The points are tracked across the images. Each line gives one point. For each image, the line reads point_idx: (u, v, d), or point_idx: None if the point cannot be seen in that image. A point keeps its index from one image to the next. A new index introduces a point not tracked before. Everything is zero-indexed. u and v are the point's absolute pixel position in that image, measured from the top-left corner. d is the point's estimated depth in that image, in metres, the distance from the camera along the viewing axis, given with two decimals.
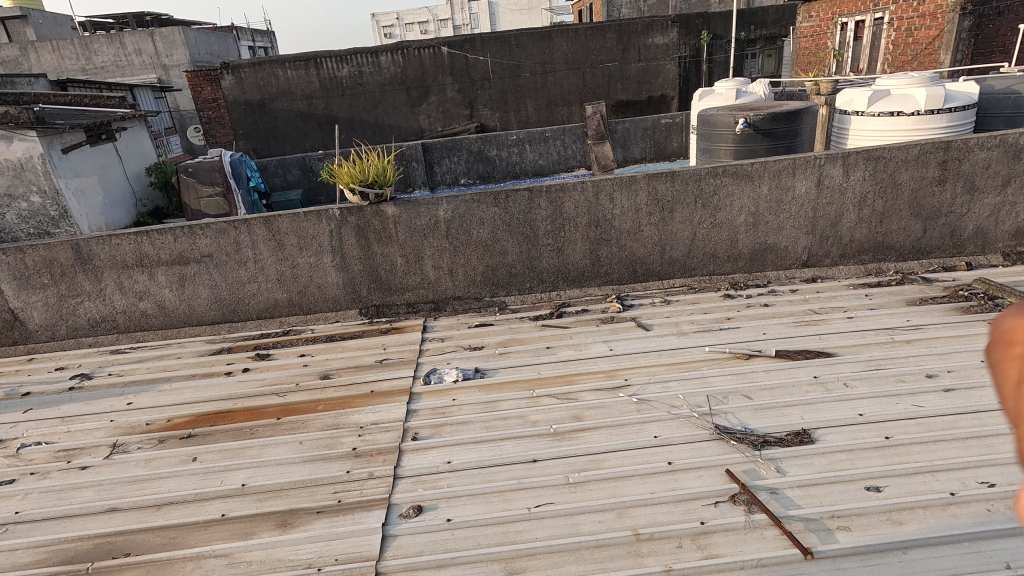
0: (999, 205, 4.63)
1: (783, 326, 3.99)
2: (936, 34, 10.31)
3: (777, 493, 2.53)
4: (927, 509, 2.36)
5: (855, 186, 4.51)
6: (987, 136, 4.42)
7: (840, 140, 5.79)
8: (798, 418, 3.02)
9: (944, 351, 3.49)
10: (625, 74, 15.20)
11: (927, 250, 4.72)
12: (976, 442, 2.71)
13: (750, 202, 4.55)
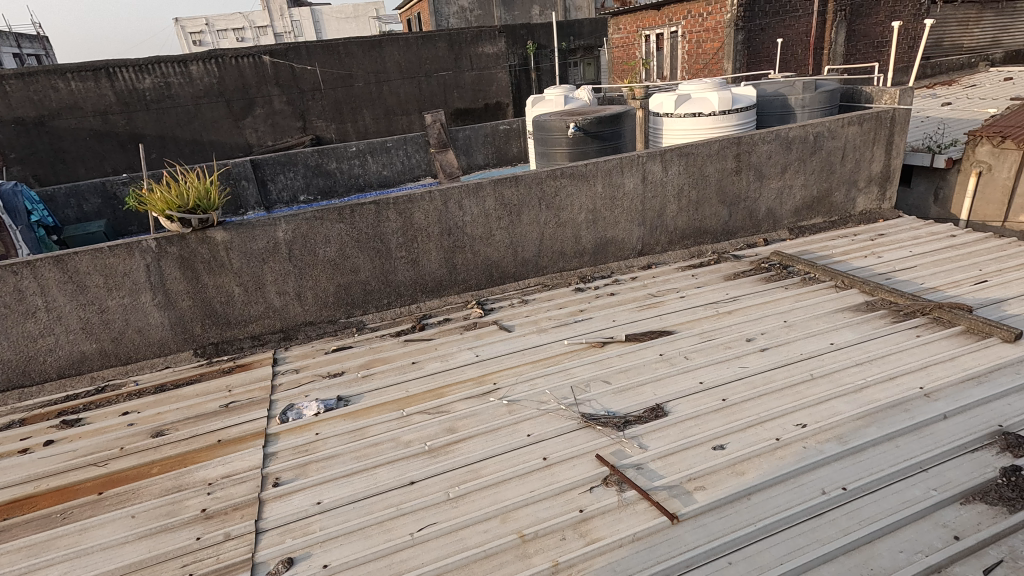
0: (781, 188, 5.52)
1: (629, 312, 4.34)
2: (719, 46, 11.95)
3: (642, 467, 2.74)
4: (761, 457, 2.72)
5: (673, 180, 5.06)
6: (766, 132, 5.24)
7: (656, 139, 6.48)
8: (651, 394, 3.31)
9: (757, 317, 4.06)
10: (459, 82, 15.52)
11: (734, 231, 5.47)
12: (789, 391, 3.19)
13: (588, 201, 4.87)
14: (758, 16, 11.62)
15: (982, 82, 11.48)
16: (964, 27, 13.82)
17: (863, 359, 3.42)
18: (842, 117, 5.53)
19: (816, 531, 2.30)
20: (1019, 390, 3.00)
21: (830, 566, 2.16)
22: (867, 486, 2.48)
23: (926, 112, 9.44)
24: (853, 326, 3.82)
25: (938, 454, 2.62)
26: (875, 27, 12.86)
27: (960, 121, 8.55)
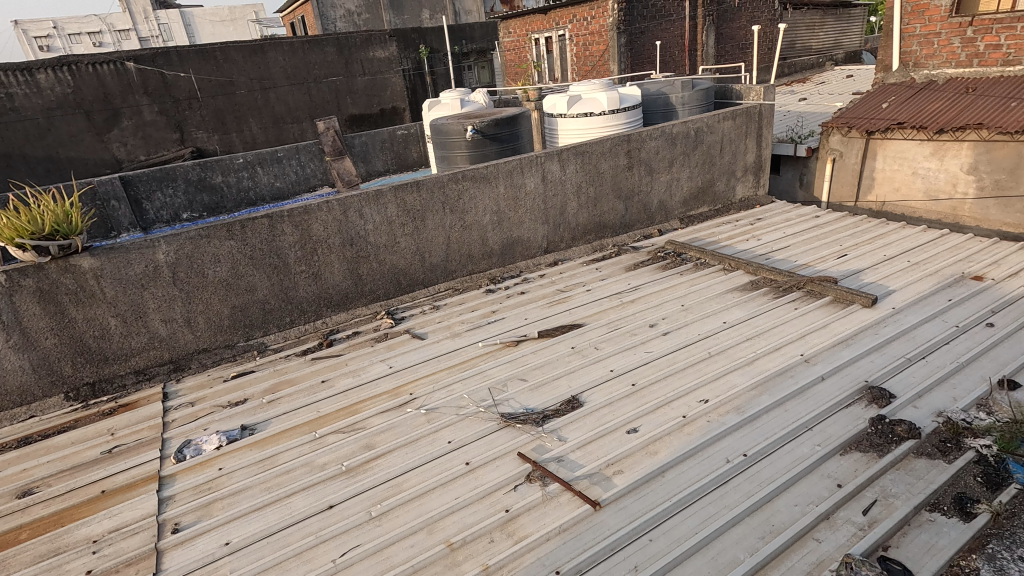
0: (670, 181, 5.89)
1: (540, 309, 4.42)
2: (604, 48, 12.53)
3: (563, 460, 2.80)
4: (671, 435, 2.88)
5: (571, 178, 5.22)
6: (653, 129, 5.56)
7: (553, 139, 6.66)
8: (566, 387, 3.39)
9: (657, 303, 4.30)
10: (351, 88, 15.07)
11: (631, 224, 5.77)
12: (691, 370, 3.41)
13: (492, 202, 4.90)
14: (637, 21, 12.32)
15: (830, 79, 12.96)
16: (811, 30, 15.50)
17: (751, 334, 3.72)
18: (717, 113, 6.01)
19: (723, 497, 2.48)
20: (879, 348, 3.42)
21: (738, 528, 2.33)
22: (764, 449, 2.71)
23: (787, 107, 10.49)
24: (741, 304, 4.16)
25: (820, 413, 2.91)
26: (739, 31, 14.10)
27: (815, 114, 9.59)
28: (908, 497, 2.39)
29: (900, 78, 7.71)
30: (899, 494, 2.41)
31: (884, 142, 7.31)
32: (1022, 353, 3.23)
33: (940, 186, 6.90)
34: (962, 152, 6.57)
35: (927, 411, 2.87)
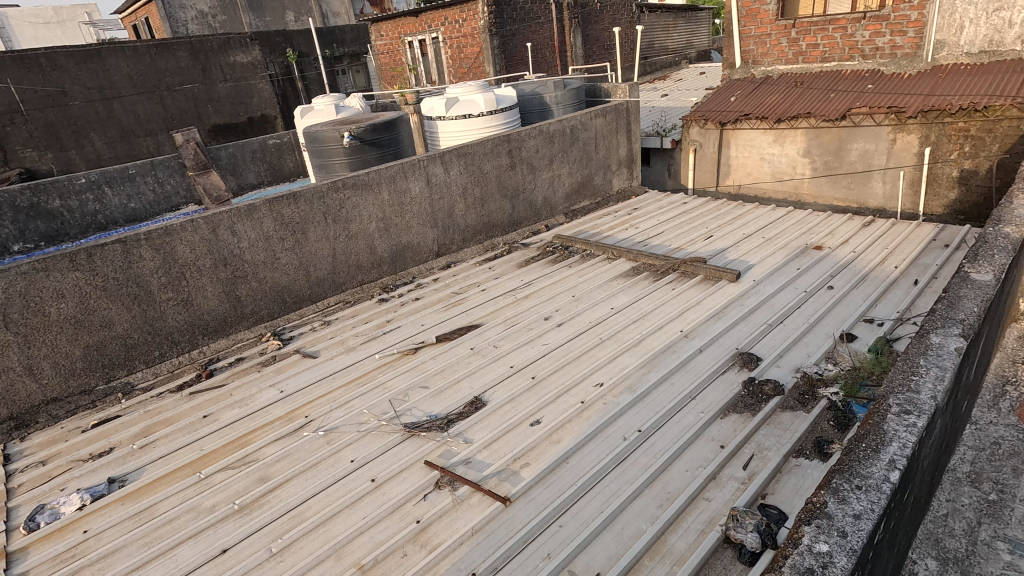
0: (552, 178, 6.11)
1: (436, 314, 4.38)
2: (478, 50, 12.64)
3: (470, 461, 2.81)
4: (572, 421, 2.99)
5: (456, 180, 5.23)
6: (531, 128, 5.71)
7: (434, 142, 6.62)
8: (468, 389, 3.40)
9: (549, 296, 4.44)
10: (211, 95, 13.86)
11: (519, 221, 5.90)
12: (585, 357, 3.56)
13: (377, 209, 4.77)
14: (508, 23, 12.61)
15: (685, 76, 14.13)
16: (666, 31, 16.80)
17: (637, 317, 3.96)
18: (589, 111, 6.32)
19: (624, 474, 2.62)
20: (745, 317, 3.79)
21: (639, 500, 2.47)
22: (656, 423, 2.90)
23: (651, 103, 11.30)
24: (626, 290, 4.41)
25: (701, 383, 3.17)
26: (603, 32, 14.93)
27: (676, 108, 10.41)
28: (778, 447, 2.67)
29: (743, 74, 8.54)
30: (771, 446, 2.69)
31: (734, 132, 8.11)
32: (856, 309, 3.75)
33: (783, 170, 7.89)
34: (798, 139, 7.57)
35: (788, 368, 3.23)
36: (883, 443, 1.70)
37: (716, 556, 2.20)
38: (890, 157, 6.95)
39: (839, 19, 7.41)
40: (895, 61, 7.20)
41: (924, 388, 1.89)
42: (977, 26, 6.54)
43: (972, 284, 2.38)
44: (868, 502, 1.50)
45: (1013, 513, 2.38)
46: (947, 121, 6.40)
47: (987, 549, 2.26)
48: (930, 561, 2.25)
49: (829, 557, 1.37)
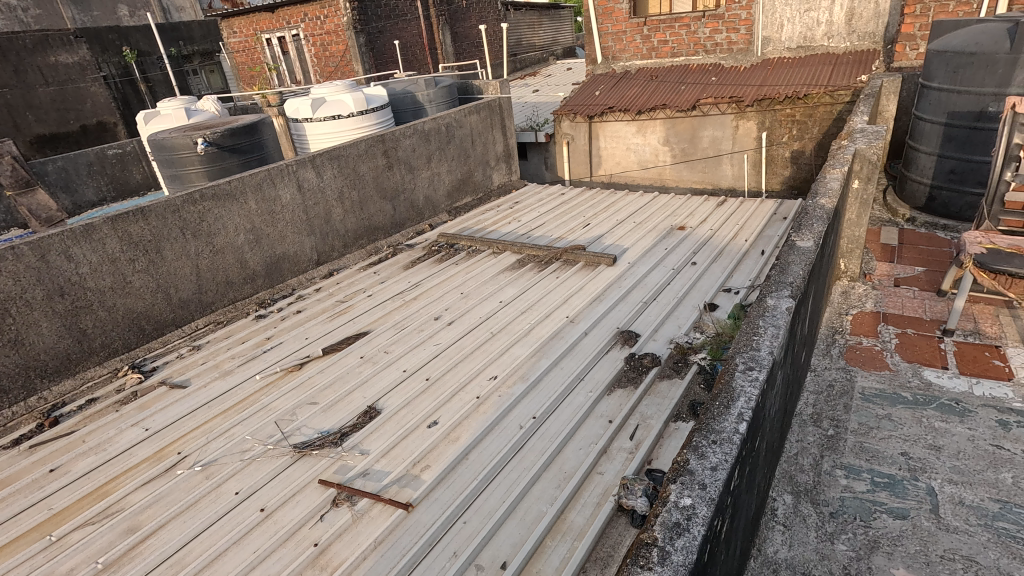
0: (431, 177, 6.06)
1: (321, 325, 4.18)
2: (345, 48, 12.16)
3: (368, 473, 2.73)
4: (469, 418, 3.01)
5: (330, 184, 5.00)
6: (405, 127, 5.61)
7: (303, 145, 6.28)
8: (361, 399, 3.29)
9: (438, 296, 4.41)
10: (32, 101, 12.06)
11: (402, 222, 5.79)
12: (478, 352, 3.59)
13: (244, 220, 4.42)
14: (373, 20, 12.26)
15: (554, 72, 14.67)
16: (532, 29, 17.32)
17: (525, 308, 4.07)
18: (463, 108, 6.34)
19: (523, 462, 2.69)
20: (623, 298, 4.04)
21: (538, 485, 2.55)
22: (549, 408, 3.00)
23: (524, 98, 11.60)
24: (513, 282, 4.51)
25: (587, 364, 3.33)
26: (471, 30, 15.05)
27: (547, 103, 10.78)
28: (659, 415, 2.87)
29: (605, 69, 9.06)
30: (653, 414, 2.89)
31: (602, 124, 8.57)
32: (716, 281, 4.14)
33: (647, 158, 8.50)
34: (657, 128, 8.17)
35: (663, 341, 3.49)
36: (733, 399, 1.89)
37: (611, 525, 2.32)
38: (735, 141, 7.75)
39: (683, 17, 8.11)
40: (732, 56, 8.04)
41: (762, 345, 2.14)
42: (794, 24, 7.49)
43: (798, 251, 2.74)
44: (724, 454, 1.67)
45: (847, 444, 2.78)
46: (777, 108, 7.26)
47: (829, 478, 2.63)
48: (787, 496, 2.57)
49: (692, 510, 1.51)
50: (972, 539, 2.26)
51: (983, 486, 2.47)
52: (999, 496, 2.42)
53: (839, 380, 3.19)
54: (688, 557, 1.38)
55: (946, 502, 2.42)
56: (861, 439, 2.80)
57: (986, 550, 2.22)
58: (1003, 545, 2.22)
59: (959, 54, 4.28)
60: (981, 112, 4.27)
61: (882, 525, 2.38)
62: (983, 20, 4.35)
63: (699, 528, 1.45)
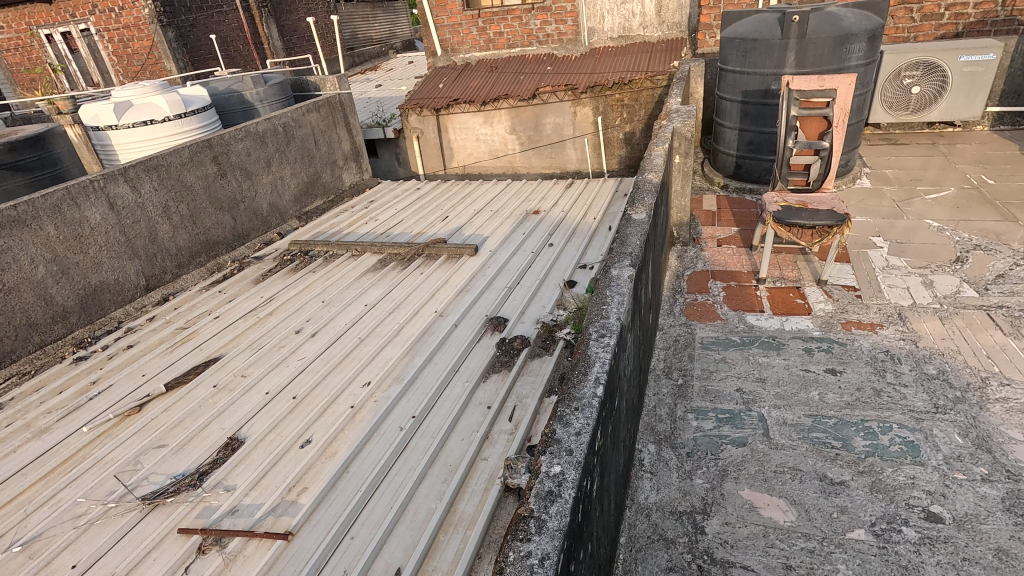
0: (273, 182, 5.62)
1: (160, 358, 3.70)
2: (151, 44, 10.77)
3: (237, 509, 2.50)
4: (344, 430, 2.87)
5: (151, 198, 4.39)
6: (235, 130, 5.12)
7: (110, 157, 5.46)
8: (219, 431, 2.98)
9: (297, 307, 4.14)
10: None
11: (245, 233, 5.31)
12: (347, 361, 3.43)
13: (42, 249, 3.72)
14: (182, 12, 10.97)
15: (395, 66, 14.38)
16: (367, 22, 16.77)
17: (392, 308, 3.96)
18: (299, 106, 5.95)
19: (407, 464, 2.63)
20: (488, 286, 4.12)
21: (425, 483, 2.52)
22: (427, 406, 2.96)
23: (367, 94, 11.22)
24: (377, 283, 4.37)
25: (461, 355, 3.34)
26: (299, 23, 14.23)
27: (391, 98, 10.54)
28: (534, 393, 2.97)
29: (446, 62, 9.07)
30: (528, 393, 2.98)
31: (449, 117, 8.56)
32: (572, 259, 4.38)
33: (497, 147, 8.71)
34: (503, 118, 8.39)
35: (530, 322, 3.61)
36: (589, 366, 2.04)
37: (500, 507, 2.34)
38: (576, 126, 8.24)
39: (514, 10, 8.39)
40: (563, 46, 8.51)
41: (610, 312, 2.32)
42: (613, 15, 8.11)
43: (634, 223, 3.00)
44: (586, 419, 1.80)
45: (694, 389, 3.13)
46: (608, 93, 7.81)
47: (683, 422, 2.94)
48: (650, 446, 2.83)
49: (561, 475, 1.61)
50: (795, 452, 2.68)
51: (799, 405, 2.93)
52: (811, 411, 2.89)
53: (682, 334, 3.57)
54: (562, 521, 1.47)
55: (773, 425, 2.84)
56: (705, 383, 3.17)
57: (806, 459, 2.64)
58: (817, 452, 2.66)
59: (746, 40, 4.95)
60: (767, 89, 5.00)
61: (728, 455, 2.72)
62: (761, 11, 5.07)
63: (570, 491, 1.56)
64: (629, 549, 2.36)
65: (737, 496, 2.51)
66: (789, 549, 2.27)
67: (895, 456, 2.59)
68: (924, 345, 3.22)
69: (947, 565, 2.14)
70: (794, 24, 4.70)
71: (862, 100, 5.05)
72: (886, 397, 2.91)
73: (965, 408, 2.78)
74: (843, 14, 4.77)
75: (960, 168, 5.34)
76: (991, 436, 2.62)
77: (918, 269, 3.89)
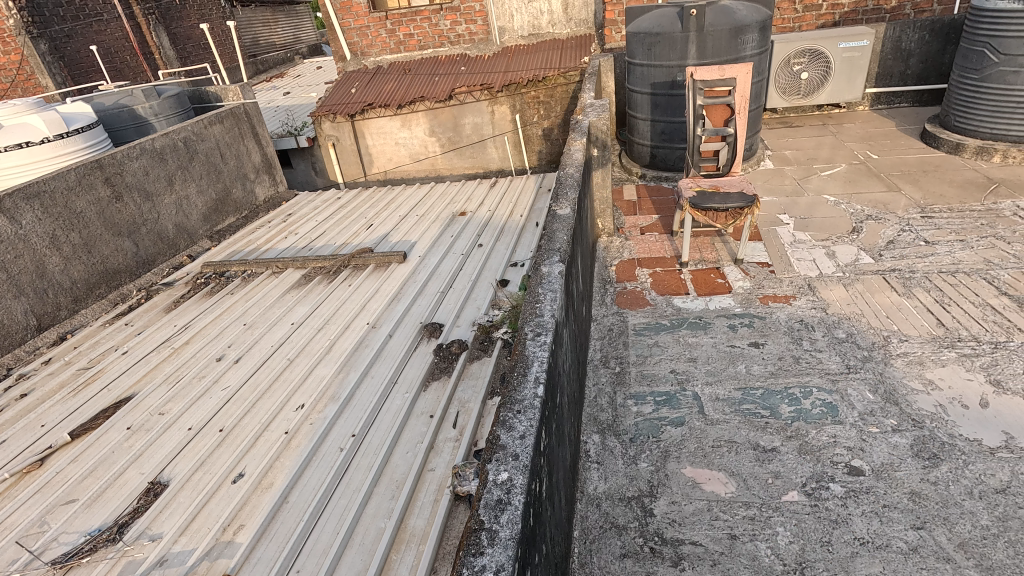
0: (178, 201, 5.24)
1: (62, 405, 3.35)
2: (20, 58, 9.70)
3: (166, 559, 2.30)
4: (280, 459, 2.71)
5: (34, 229, 3.95)
6: (128, 148, 4.72)
7: None
8: (137, 477, 2.74)
9: (216, 333, 3.87)
10: None
11: (150, 259, 4.92)
12: (277, 385, 3.25)
13: None
14: (55, 22, 10.04)
15: (303, 72, 13.85)
16: (268, 27, 16.00)
17: (321, 324, 3.79)
18: (200, 119, 5.58)
19: (350, 485, 2.52)
20: (420, 292, 4.03)
21: (371, 502, 2.43)
22: (368, 422, 2.85)
23: (274, 102, 10.73)
24: (302, 300, 4.17)
25: (398, 366, 3.24)
26: (192, 30, 13.50)
27: (301, 105, 10.12)
28: (476, 396, 2.92)
29: (356, 65, 8.82)
30: (470, 397, 2.93)
31: (365, 122, 8.33)
32: (503, 258, 4.37)
33: (417, 150, 8.58)
34: (421, 120, 8.27)
35: (466, 325, 3.56)
36: (528, 366, 2.03)
37: (452, 517, 2.28)
38: (494, 125, 8.27)
39: (422, 11, 8.28)
40: (475, 46, 8.50)
41: (544, 310, 2.33)
42: (522, 14, 8.19)
43: (559, 219, 3.03)
44: (530, 421, 1.79)
45: (632, 375, 3.22)
46: (523, 91, 7.87)
47: (624, 409, 3.01)
48: (595, 436, 2.88)
49: (510, 482, 1.59)
50: (729, 425, 2.81)
51: (729, 380, 3.08)
52: (740, 384, 3.05)
53: (615, 323, 3.66)
54: (514, 528, 1.46)
55: (707, 401, 2.96)
56: (641, 368, 3.27)
57: (739, 430, 2.78)
58: (749, 422, 2.81)
59: (649, 34, 5.14)
60: (672, 81, 5.23)
61: (668, 436, 2.81)
62: (661, 6, 5.28)
63: (519, 497, 1.55)
64: (583, 541, 2.39)
65: (680, 475, 2.61)
66: (732, 519, 2.38)
67: (818, 418, 2.78)
68: (832, 311, 3.47)
69: (871, 513, 2.32)
70: (692, 18, 4.93)
71: (758, 87, 5.38)
72: (804, 363, 3.12)
73: (873, 365, 3.03)
74: (735, 8, 5.07)
75: (849, 146, 5.82)
76: (897, 389, 2.87)
77: (821, 242, 4.20)
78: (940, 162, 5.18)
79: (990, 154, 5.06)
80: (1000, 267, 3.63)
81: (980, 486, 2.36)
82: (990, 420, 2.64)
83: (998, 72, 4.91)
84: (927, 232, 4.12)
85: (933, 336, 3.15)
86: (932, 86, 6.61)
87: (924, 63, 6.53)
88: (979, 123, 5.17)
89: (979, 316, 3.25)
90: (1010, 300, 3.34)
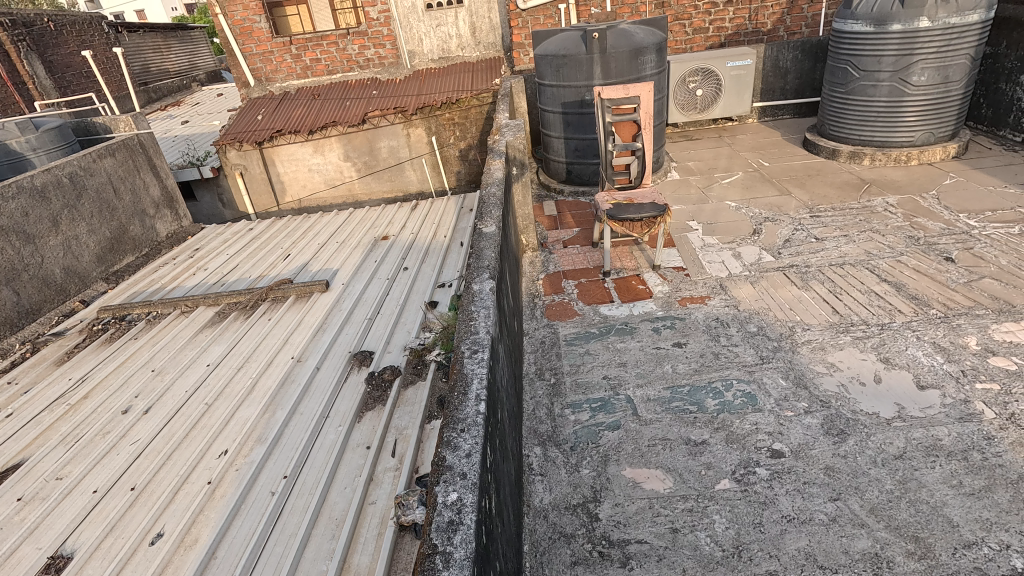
0: (66, 243, 4.79)
1: None
2: None
3: None
4: (204, 512, 2.51)
5: None
6: (1, 187, 4.25)
7: None
8: (35, 552, 2.44)
9: (120, 384, 3.54)
10: None
11: (35, 308, 4.44)
12: (194, 433, 3.00)
13: None
14: None
15: (202, 100, 13.18)
16: (161, 54, 15.13)
17: (240, 364, 3.57)
18: (89, 153, 5.15)
19: (285, 531, 2.38)
20: (347, 321, 3.90)
21: (310, 546, 2.29)
22: (300, 463, 2.70)
23: (171, 132, 10.13)
24: (217, 339, 3.91)
25: (329, 399, 3.11)
26: (72, 57, 12.57)
27: (201, 134, 9.62)
28: (413, 422, 2.85)
29: (260, 92, 8.47)
30: (407, 424, 2.85)
31: (274, 149, 8.00)
32: (429, 281, 4.33)
33: (331, 175, 8.36)
34: (334, 145, 8.08)
35: (397, 350, 3.48)
36: (468, 384, 2.03)
37: (398, 548, 2.20)
38: (411, 148, 8.24)
39: (328, 36, 8.15)
40: (386, 69, 8.48)
41: (479, 327, 2.35)
42: (431, 38, 8.34)
43: (485, 237, 3.07)
44: (474, 439, 1.78)
45: (567, 385, 3.29)
46: (438, 113, 7.93)
47: (562, 418, 3.07)
48: (536, 448, 2.91)
49: (460, 502, 1.58)
50: (661, 423, 2.94)
51: (658, 380, 3.23)
52: (668, 383, 3.20)
53: (547, 335, 3.73)
54: (468, 548, 1.44)
55: (640, 403, 3.08)
56: (575, 377, 3.35)
57: (671, 427, 2.90)
58: (679, 418, 2.95)
59: (557, 56, 5.37)
60: (582, 100, 5.47)
61: (606, 440, 2.89)
62: (565, 30, 5.55)
63: (471, 516, 1.54)
64: (533, 555, 2.39)
65: (621, 477, 2.68)
66: (673, 513, 2.48)
67: (739, 408, 2.96)
68: (743, 307, 3.74)
69: (794, 491, 2.50)
70: (595, 41, 5.20)
71: (660, 104, 5.75)
72: (724, 358, 3.33)
73: (782, 354, 3.29)
74: (633, 31, 5.41)
75: (743, 155, 6.32)
76: (806, 374, 3.12)
77: (728, 244, 4.52)
78: (820, 166, 5.76)
79: (861, 158, 5.69)
80: (878, 257, 4.07)
81: (882, 455, 2.61)
82: (884, 394, 2.93)
83: (860, 86, 5.55)
84: (816, 229, 4.54)
85: (831, 323, 3.47)
86: (808, 99, 7.36)
87: (799, 80, 7.26)
88: (848, 131, 5.80)
89: (866, 302, 3.62)
90: (889, 285, 3.75)
